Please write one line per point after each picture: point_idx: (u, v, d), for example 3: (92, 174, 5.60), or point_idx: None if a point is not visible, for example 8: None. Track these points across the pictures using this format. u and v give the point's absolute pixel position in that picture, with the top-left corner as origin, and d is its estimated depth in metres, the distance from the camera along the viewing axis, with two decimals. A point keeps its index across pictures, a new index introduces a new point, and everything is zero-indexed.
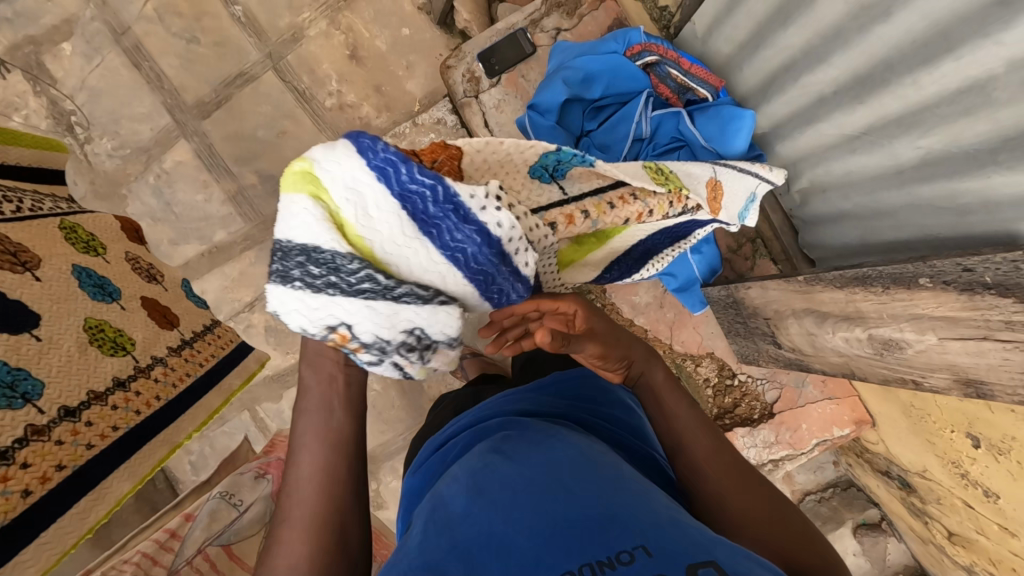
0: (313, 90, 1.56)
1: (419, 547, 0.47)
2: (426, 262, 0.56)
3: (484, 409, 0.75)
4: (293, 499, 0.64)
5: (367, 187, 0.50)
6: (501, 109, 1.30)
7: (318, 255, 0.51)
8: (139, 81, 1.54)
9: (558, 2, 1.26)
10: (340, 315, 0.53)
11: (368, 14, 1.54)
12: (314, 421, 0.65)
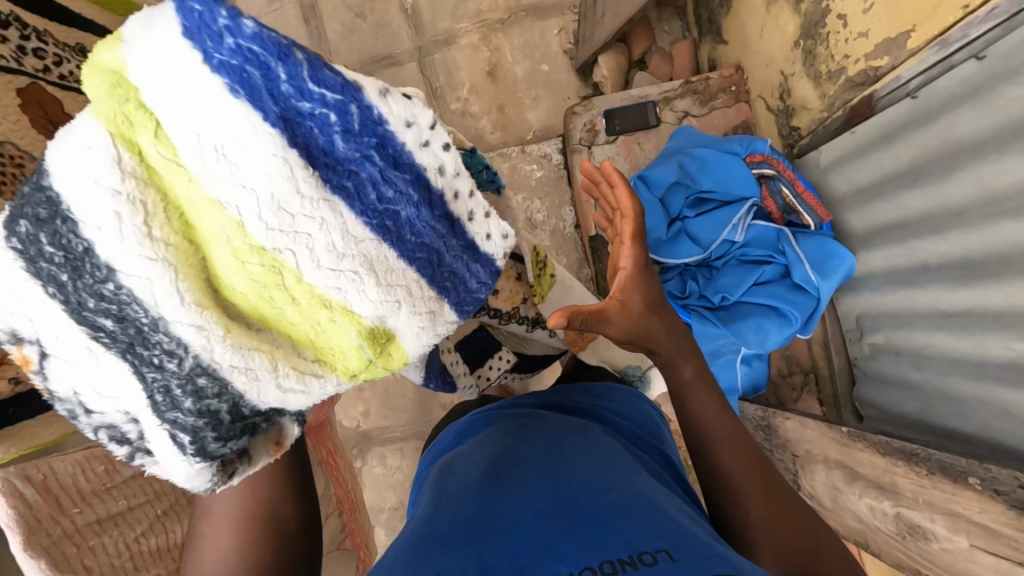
0: (444, 90, 1.67)
1: (429, 515, 0.49)
2: (281, 237, 0.42)
3: (516, 401, 0.78)
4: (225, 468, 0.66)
5: (210, 110, 0.37)
6: (607, 166, 1.35)
7: (71, 222, 0.38)
8: (303, 35, 1.70)
9: (695, 89, 1.31)
10: (38, 327, 0.42)
11: (518, 42, 1.64)
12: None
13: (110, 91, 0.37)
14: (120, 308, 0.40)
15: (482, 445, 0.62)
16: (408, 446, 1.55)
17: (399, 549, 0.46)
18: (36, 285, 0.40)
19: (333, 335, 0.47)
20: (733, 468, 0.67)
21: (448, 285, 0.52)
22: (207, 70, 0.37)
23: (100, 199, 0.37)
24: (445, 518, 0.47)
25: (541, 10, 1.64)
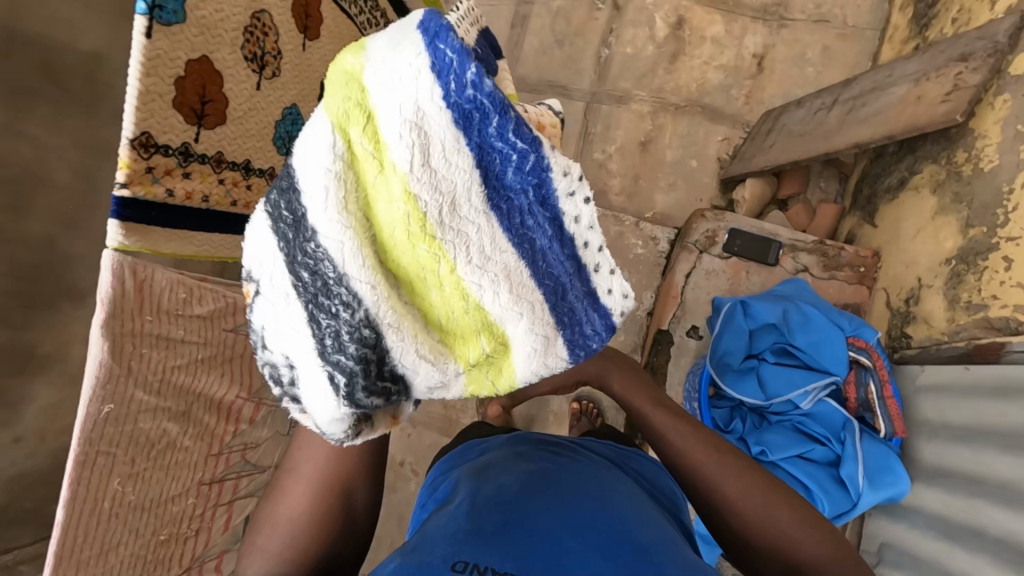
0: (595, 139, 1.75)
1: (462, 518, 0.58)
2: (453, 233, 0.45)
3: (535, 438, 0.85)
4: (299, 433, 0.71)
5: (424, 113, 0.40)
6: (707, 277, 1.36)
7: (290, 192, 0.43)
8: (504, 38, 1.85)
9: (824, 251, 1.31)
10: (258, 271, 0.49)
11: (681, 131, 1.70)
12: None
13: (335, 81, 0.40)
14: (312, 258, 0.45)
15: (512, 467, 0.70)
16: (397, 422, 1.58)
17: (445, 535, 0.54)
18: (268, 236, 0.47)
19: (481, 333, 0.50)
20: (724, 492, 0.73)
21: (568, 322, 0.51)
22: (431, 79, 0.39)
23: (314, 174, 0.41)
24: (490, 514, 0.57)
25: (716, 114, 1.70)
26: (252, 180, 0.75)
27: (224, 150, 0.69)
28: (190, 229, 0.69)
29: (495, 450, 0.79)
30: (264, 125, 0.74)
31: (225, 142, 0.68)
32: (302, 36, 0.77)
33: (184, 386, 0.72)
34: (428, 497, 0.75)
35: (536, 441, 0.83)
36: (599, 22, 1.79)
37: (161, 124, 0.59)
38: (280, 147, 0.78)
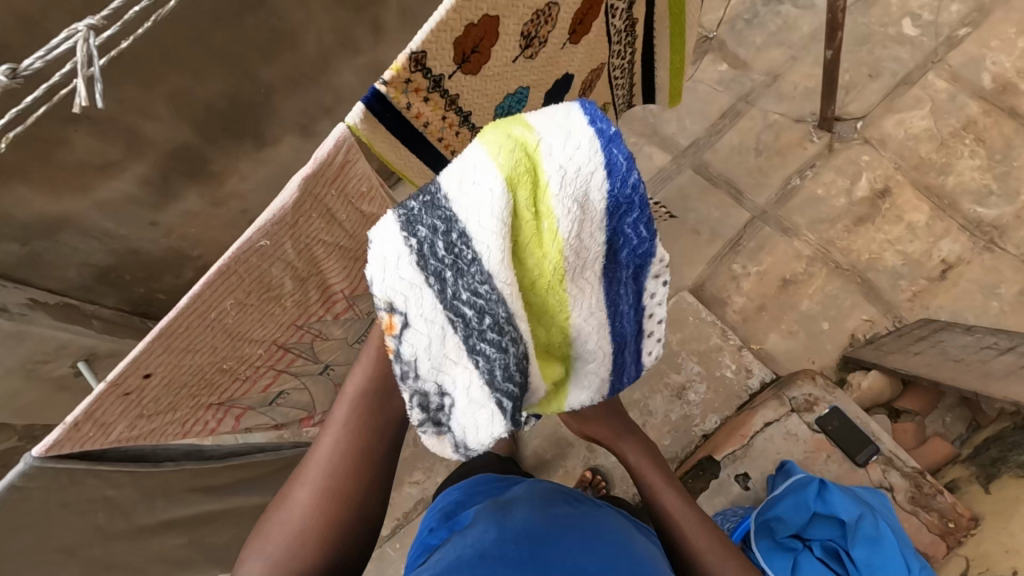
0: (742, 251, 1.70)
1: (487, 539, 0.79)
2: (575, 286, 0.53)
3: (546, 487, 1.02)
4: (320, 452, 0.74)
5: (586, 193, 0.49)
6: (783, 437, 1.28)
7: (465, 238, 0.48)
8: (710, 120, 1.86)
9: (919, 484, 1.20)
10: (408, 302, 0.50)
11: (829, 290, 1.63)
12: (358, 376, 0.72)
13: (513, 147, 0.48)
14: (466, 296, 0.49)
15: (534, 508, 0.89)
16: None
17: (472, 555, 0.74)
18: (422, 273, 0.49)
19: (562, 358, 0.60)
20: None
21: (619, 367, 0.64)
22: (602, 173, 0.49)
23: (493, 228, 0.47)
24: (512, 543, 0.77)
25: (872, 293, 1.61)
26: (463, 128, 0.80)
27: (460, 93, 0.74)
28: (404, 147, 0.73)
29: (513, 495, 0.98)
30: (498, 91, 0.81)
31: (465, 89, 0.75)
32: (563, 38, 0.85)
33: (314, 258, 0.78)
34: (454, 520, 0.96)
35: (557, 487, 1.00)
36: (805, 153, 1.76)
37: (440, 52, 0.65)
38: (497, 114, 0.86)
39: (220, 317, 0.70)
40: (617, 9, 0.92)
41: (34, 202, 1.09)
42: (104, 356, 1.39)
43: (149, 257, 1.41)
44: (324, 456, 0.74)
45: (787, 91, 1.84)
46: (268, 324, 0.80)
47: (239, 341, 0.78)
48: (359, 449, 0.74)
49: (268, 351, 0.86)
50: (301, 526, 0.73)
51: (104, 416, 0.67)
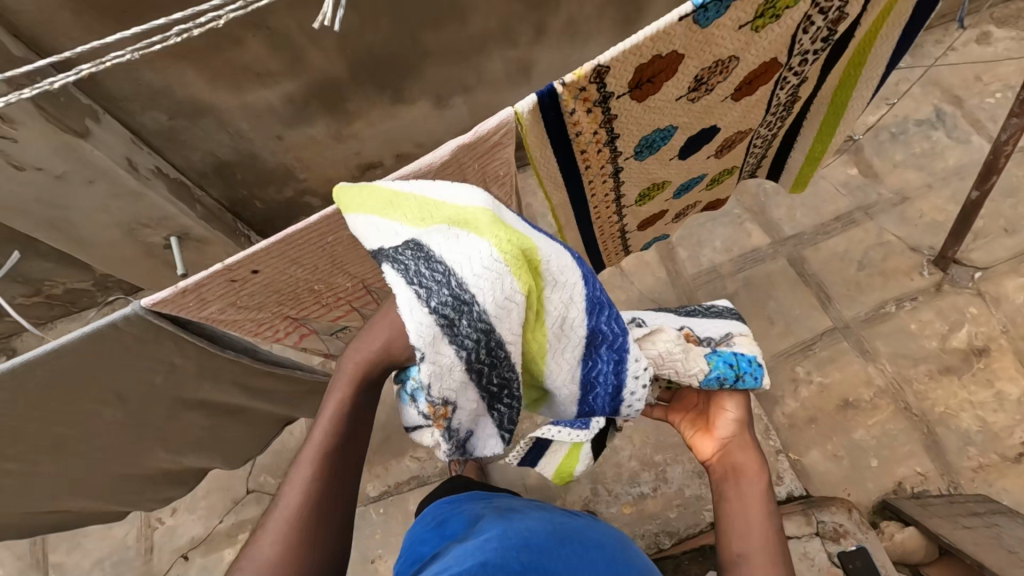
0: (812, 357, 1.64)
1: (489, 549, 0.76)
2: (559, 365, 0.61)
3: (533, 505, 1.02)
4: (270, 528, 0.58)
5: (569, 292, 0.58)
6: (798, 556, 1.23)
7: (495, 342, 0.53)
8: (822, 218, 1.81)
9: None
10: (455, 389, 0.55)
11: (890, 428, 1.54)
12: (316, 433, 0.61)
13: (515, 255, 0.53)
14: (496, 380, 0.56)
15: (537, 522, 0.88)
16: None
17: (474, 565, 0.71)
18: (461, 367, 0.54)
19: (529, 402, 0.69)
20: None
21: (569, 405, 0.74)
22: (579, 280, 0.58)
23: (511, 326, 0.53)
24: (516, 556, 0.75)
25: (935, 448, 1.51)
26: (605, 147, 0.82)
27: (618, 115, 0.76)
28: (549, 147, 0.75)
29: (503, 510, 0.98)
30: (650, 123, 0.82)
31: (625, 113, 0.77)
32: (727, 93, 0.85)
33: None
34: (448, 531, 0.95)
35: (554, 510, 0.99)
36: (910, 284, 1.68)
37: (621, 71, 0.67)
38: (639, 144, 0.87)
39: (335, 242, 0.74)
40: (788, 83, 0.91)
41: (194, 85, 1.20)
42: (193, 238, 1.49)
43: (263, 166, 1.51)
44: (272, 531, 0.58)
45: (912, 217, 1.76)
46: (369, 263, 0.84)
47: (338, 269, 0.82)
48: (315, 517, 0.59)
49: (355, 287, 0.90)
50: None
51: (206, 294, 0.72)
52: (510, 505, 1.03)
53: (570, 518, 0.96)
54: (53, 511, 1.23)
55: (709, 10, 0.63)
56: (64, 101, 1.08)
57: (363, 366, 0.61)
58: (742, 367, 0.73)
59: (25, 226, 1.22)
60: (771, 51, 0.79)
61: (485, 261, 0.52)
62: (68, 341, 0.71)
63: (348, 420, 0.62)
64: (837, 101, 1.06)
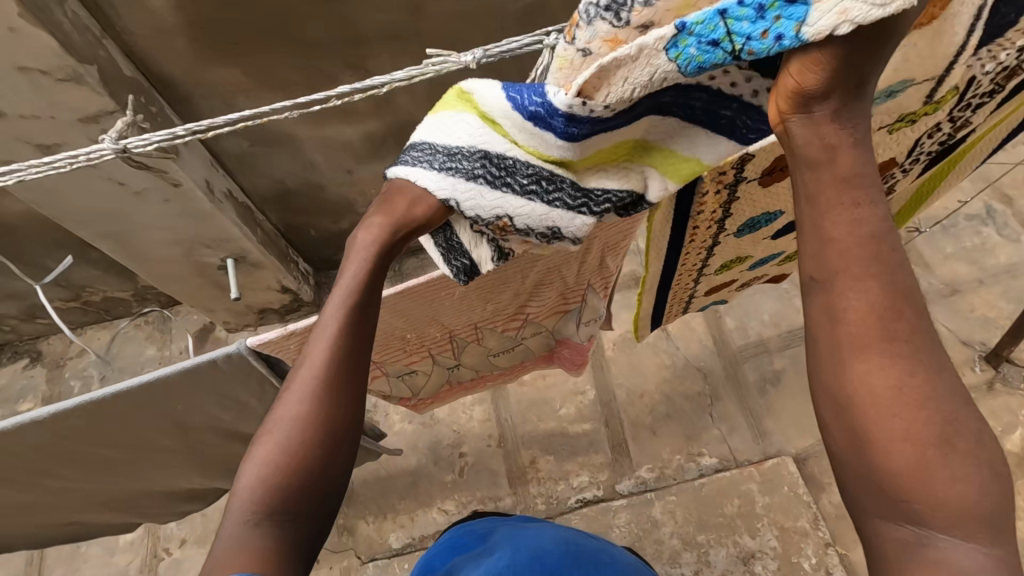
0: None
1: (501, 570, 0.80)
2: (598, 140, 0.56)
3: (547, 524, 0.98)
4: (295, 380, 0.51)
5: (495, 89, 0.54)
6: None
7: (490, 157, 0.56)
8: None
9: None
10: (495, 202, 0.57)
11: None
12: (336, 293, 0.55)
13: (458, 100, 0.58)
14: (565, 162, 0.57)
15: (550, 541, 0.87)
16: (497, 433, 1.64)
17: None
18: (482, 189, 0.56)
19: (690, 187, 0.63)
20: (912, 478, 0.39)
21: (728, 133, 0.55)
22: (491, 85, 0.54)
23: (490, 142, 0.56)
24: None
25: None
26: (717, 226, 0.82)
27: (740, 197, 0.77)
28: (671, 217, 0.76)
29: (519, 526, 0.96)
30: (762, 207, 0.82)
31: (745, 194, 0.76)
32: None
33: (532, 278, 0.80)
34: (464, 540, 0.95)
35: (571, 532, 0.96)
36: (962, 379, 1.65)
37: (761, 160, 0.68)
38: (744, 224, 0.86)
39: (442, 297, 0.76)
40: (893, 179, 0.90)
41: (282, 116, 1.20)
42: (248, 262, 1.48)
43: (328, 197, 1.51)
44: (300, 382, 0.51)
45: (962, 310, 1.75)
46: (464, 316, 0.84)
47: (433, 319, 0.82)
48: (344, 369, 0.52)
49: (441, 336, 0.89)
50: (270, 486, 0.47)
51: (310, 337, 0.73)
52: (522, 521, 1.00)
53: (579, 537, 0.93)
54: (70, 527, 1.16)
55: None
56: (159, 120, 1.07)
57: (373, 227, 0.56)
58: (746, 31, 0.42)
59: (91, 235, 1.21)
60: (893, 151, 0.79)
61: (438, 120, 0.58)
62: (168, 373, 0.73)
63: (377, 271, 0.56)
64: (916, 203, 1.05)
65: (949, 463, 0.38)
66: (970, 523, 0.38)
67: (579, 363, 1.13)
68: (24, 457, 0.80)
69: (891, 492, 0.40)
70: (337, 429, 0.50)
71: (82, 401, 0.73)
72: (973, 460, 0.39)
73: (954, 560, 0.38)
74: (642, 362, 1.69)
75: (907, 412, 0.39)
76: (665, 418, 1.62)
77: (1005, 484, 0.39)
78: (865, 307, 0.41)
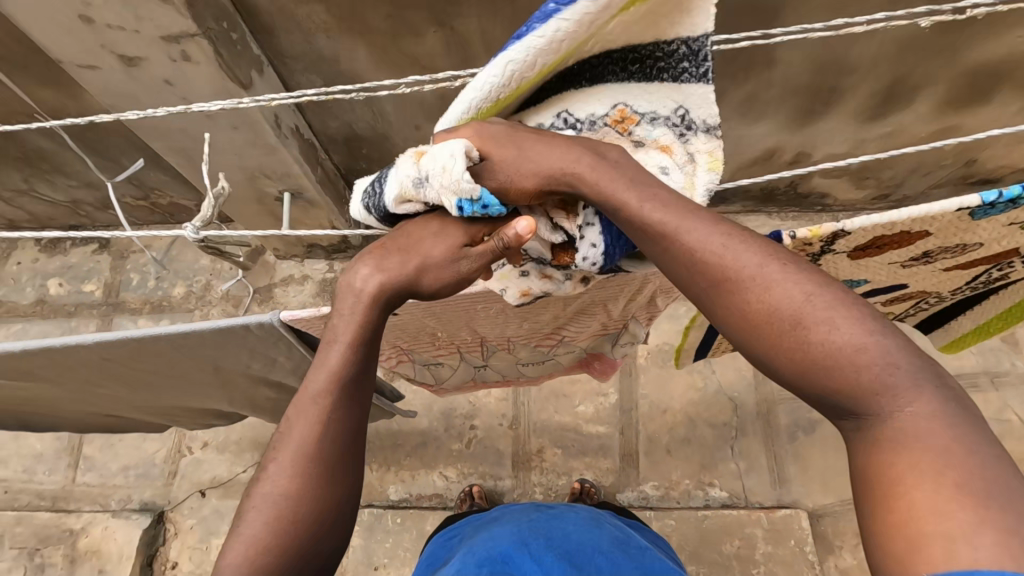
0: None
1: None
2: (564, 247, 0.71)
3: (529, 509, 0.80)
4: (280, 464, 0.60)
5: None
6: None
7: None
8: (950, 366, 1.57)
9: None
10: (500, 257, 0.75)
11: None
12: (314, 381, 0.61)
13: None
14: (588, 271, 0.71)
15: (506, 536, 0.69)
16: (511, 416, 1.64)
17: None
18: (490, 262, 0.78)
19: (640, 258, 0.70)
20: (807, 367, 0.51)
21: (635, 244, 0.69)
22: None
23: None
24: (479, 572, 0.61)
25: None
26: None
27: (822, 265, 0.74)
28: None
29: (490, 520, 0.79)
30: (847, 276, 0.79)
31: (834, 259, 0.73)
32: (941, 268, 0.80)
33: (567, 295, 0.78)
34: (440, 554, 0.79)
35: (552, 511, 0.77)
36: None
37: (858, 237, 0.67)
38: None
39: (479, 308, 0.79)
40: (1007, 268, 0.81)
41: (360, 59, 1.15)
42: (304, 198, 1.49)
43: (392, 149, 1.47)
44: (285, 465, 0.59)
45: None
46: (497, 329, 0.86)
47: (467, 325, 0.85)
48: (329, 453, 0.60)
49: (471, 339, 0.91)
50: (263, 566, 0.56)
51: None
52: (502, 513, 0.83)
53: (526, 514, 0.76)
54: (104, 421, 1.25)
55: (995, 208, 0.60)
56: (239, 49, 1.05)
57: (465, 282, 0.67)
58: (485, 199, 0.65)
59: (162, 148, 1.25)
60: (1017, 242, 0.71)
61: None
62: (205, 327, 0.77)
63: (350, 366, 0.62)
64: None
65: (832, 342, 0.50)
66: (868, 382, 0.49)
67: (604, 372, 1.08)
68: (68, 363, 0.85)
69: (815, 395, 0.52)
70: (323, 506, 0.59)
71: (127, 337, 0.78)
72: (844, 325, 0.50)
73: (887, 420, 0.48)
74: (673, 378, 1.63)
75: (775, 317, 0.52)
76: (682, 441, 1.56)
77: (875, 325, 0.50)
78: (699, 242, 0.56)
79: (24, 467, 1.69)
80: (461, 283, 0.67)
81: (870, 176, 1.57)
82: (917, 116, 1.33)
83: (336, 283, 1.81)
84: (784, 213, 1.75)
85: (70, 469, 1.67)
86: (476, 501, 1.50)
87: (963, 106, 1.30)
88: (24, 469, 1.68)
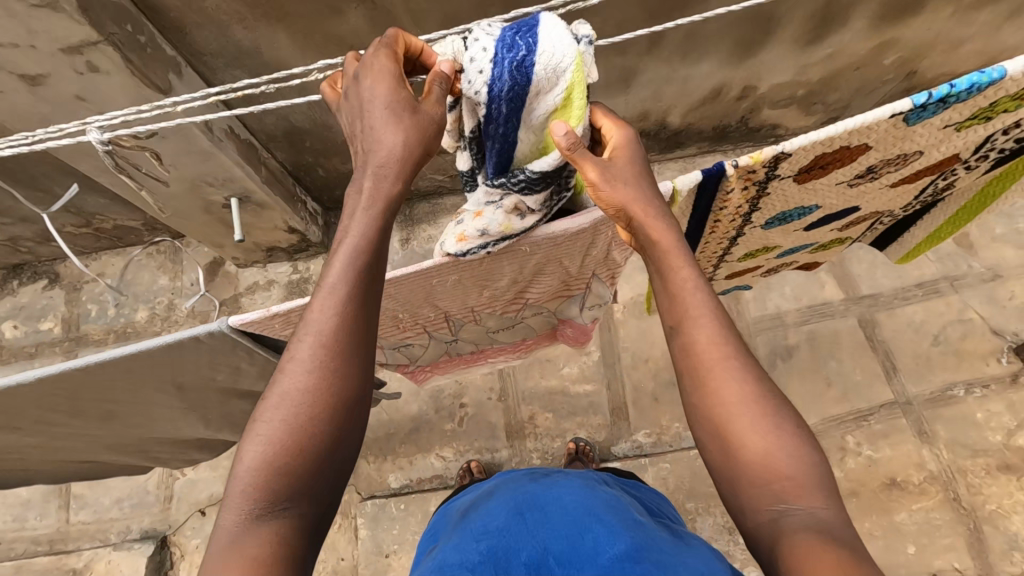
0: (869, 424, 1.50)
1: (455, 546, 0.65)
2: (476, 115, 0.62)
3: (530, 474, 0.82)
4: (297, 361, 0.55)
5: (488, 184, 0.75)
6: None
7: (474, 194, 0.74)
8: (915, 278, 1.63)
9: None
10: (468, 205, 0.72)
11: (949, 518, 1.39)
12: (331, 274, 0.57)
13: None
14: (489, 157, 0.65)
15: (509, 496, 0.73)
16: (499, 388, 1.65)
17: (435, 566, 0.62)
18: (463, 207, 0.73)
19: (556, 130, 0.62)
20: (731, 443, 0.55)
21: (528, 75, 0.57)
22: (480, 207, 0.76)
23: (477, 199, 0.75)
24: (477, 545, 0.62)
25: (1011, 555, 1.35)
26: (741, 219, 0.80)
27: (771, 193, 0.75)
28: (689, 211, 0.75)
29: (489, 489, 0.81)
30: (797, 201, 0.79)
31: (779, 187, 0.73)
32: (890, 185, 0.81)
33: (515, 254, 0.77)
34: (439, 524, 0.83)
35: (539, 474, 0.80)
36: (1000, 368, 1.51)
37: (800, 158, 0.66)
38: (774, 216, 0.83)
39: (434, 285, 0.79)
40: (952, 174, 0.83)
41: (284, 46, 1.10)
42: (252, 202, 1.44)
43: (335, 137, 1.42)
44: (303, 359, 0.55)
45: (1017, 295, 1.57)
46: (460, 300, 0.87)
47: (428, 302, 0.85)
48: (345, 349, 0.55)
49: (436, 316, 0.91)
50: (290, 463, 0.53)
51: (292, 317, 0.78)
52: (506, 476, 0.86)
53: (520, 484, 0.76)
54: (80, 464, 1.20)
55: (928, 109, 0.61)
56: (150, 52, 0.99)
57: (437, 116, 0.58)
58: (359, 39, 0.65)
59: (91, 169, 1.18)
60: (956, 146, 0.72)
61: None
62: (153, 345, 0.75)
63: (369, 250, 0.57)
64: (974, 202, 0.94)
65: (760, 414, 0.54)
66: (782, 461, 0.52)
67: (580, 336, 1.13)
68: (23, 404, 0.82)
69: (735, 465, 0.54)
70: (347, 404, 0.55)
71: (68, 369, 0.75)
72: (797, 442, 0.53)
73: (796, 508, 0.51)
74: (651, 328, 1.65)
75: (717, 385, 0.56)
76: (667, 386, 1.60)
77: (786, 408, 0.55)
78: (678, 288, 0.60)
79: (14, 515, 1.65)
80: (437, 122, 0.58)
81: (818, 101, 1.58)
82: (855, 32, 1.33)
83: (304, 283, 1.78)
84: (739, 148, 1.76)
85: (61, 511, 1.64)
86: (476, 475, 1.52)
87: (897, 18, 1.30)
88: (14, 518, 1.65)
